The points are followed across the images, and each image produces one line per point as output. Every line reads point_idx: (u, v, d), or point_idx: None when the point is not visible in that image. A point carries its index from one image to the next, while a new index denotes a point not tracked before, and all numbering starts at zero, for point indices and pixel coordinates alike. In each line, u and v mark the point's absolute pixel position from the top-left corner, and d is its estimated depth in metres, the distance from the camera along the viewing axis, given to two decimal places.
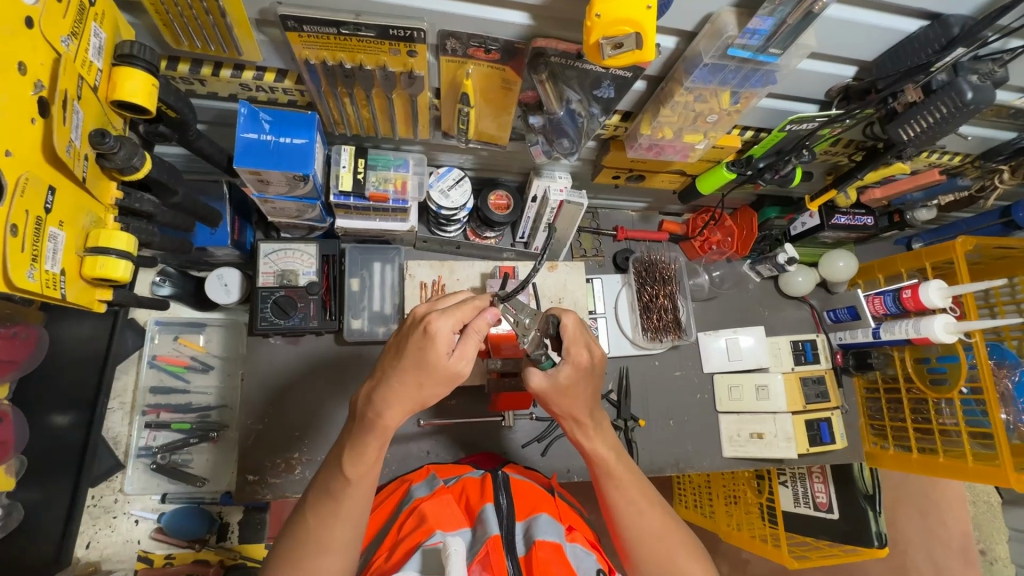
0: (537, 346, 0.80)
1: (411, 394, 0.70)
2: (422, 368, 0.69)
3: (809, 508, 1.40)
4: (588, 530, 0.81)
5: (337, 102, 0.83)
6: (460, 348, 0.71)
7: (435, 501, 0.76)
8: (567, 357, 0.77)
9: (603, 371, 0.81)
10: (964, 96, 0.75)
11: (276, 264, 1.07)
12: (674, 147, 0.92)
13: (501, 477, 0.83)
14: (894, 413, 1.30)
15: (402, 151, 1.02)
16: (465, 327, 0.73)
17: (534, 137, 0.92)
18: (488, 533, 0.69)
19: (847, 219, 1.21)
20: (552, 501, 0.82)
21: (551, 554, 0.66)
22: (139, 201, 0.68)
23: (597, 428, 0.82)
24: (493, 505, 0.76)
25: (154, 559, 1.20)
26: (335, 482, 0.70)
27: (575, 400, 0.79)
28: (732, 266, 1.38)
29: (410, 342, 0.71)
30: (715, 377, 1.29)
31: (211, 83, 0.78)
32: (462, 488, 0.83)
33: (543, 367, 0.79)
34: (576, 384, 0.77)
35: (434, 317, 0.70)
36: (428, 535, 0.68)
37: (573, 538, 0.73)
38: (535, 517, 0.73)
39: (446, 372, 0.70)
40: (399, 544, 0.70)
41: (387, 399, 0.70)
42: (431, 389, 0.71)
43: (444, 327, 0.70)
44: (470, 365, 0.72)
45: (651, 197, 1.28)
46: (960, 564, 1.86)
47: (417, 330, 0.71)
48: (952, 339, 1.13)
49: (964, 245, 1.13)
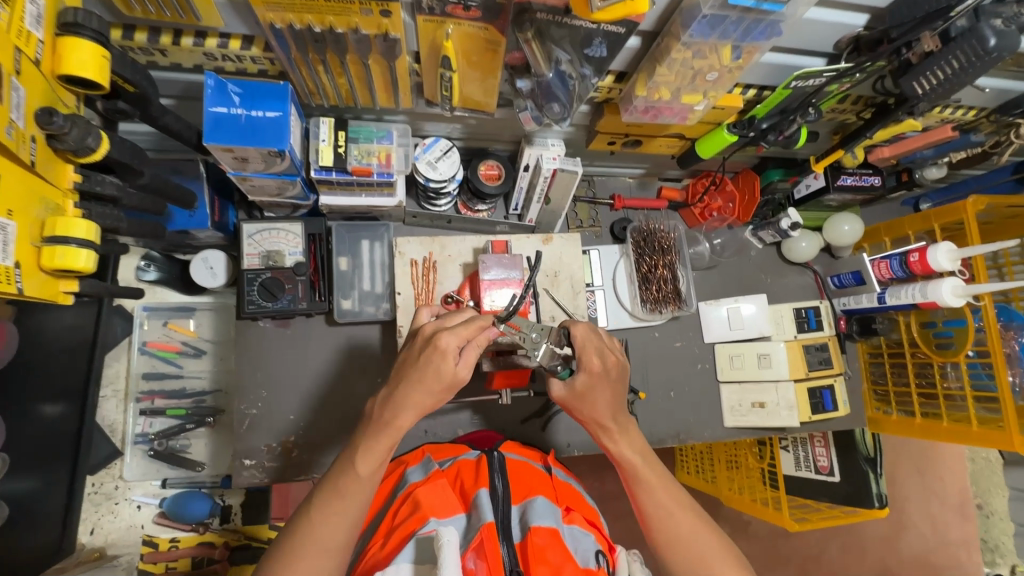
0: (552, 356, 0.83)
1: (424, 400, 0.73)
2: (430, 375, 0.72)
3: (810, 471, 1.38)
4: (587, 508, 0.81)
5: (311, 70, 0.78)
6: (465, 356, 0.74)
7: (430, 487, 0.75)
8: (581, 365, 0.82)
9: (622, 377, 0.86)
10: (986, 44, 0.69)
11: (260, 245, 1.02)
12: (672, 110, 0.87)
13: (496, 458, 0.82)
14: (898, 377, 1.28)
15: (384, 122, 0.96)
16: (471, 340, 0.75)
17: (523, 103, 0.86)
18: (481, 519, 0.70)
19: (853, 179, 1.16)
20: (549, 482, 0.82)
21: (547, 540, 0.66)
22: (100, 184, 0.64)
23: (622, 432, 0.85)
24: (487, 490, 0.76)
25: (159, 542, 1.22)
26: (344, 479, 0.72)
27: (597, 405, 0.84)
28: (733, 233, 1.34)
29: (421, 356, 0.73)
30: (716, 347, 1.27)
31: (172, 53, 0.72)
32: (456, 473, 0.84)
33: (561, 377, 0.85)
34: (592, 388, 0.83)
35: (441, 333, 0.73)
36: (423, 523, 0.68)
37: (570, 519, 0.75)
38: (531, 500, 0.74)
39: (452, 378, 0.73)
40: (395, 530, 0.70)
41: (401, 405, 0.73)
42: (438, 396, 0.74)
43: (451, 343, 0.73)
44: (472, 372, 0.74)
45: (649, 163, 1.23)
46: (955, 519, 1.89)
47: (427, 346, 0.74)
48: (960, 304, 1.10)
49: (976, 204, 1.09)
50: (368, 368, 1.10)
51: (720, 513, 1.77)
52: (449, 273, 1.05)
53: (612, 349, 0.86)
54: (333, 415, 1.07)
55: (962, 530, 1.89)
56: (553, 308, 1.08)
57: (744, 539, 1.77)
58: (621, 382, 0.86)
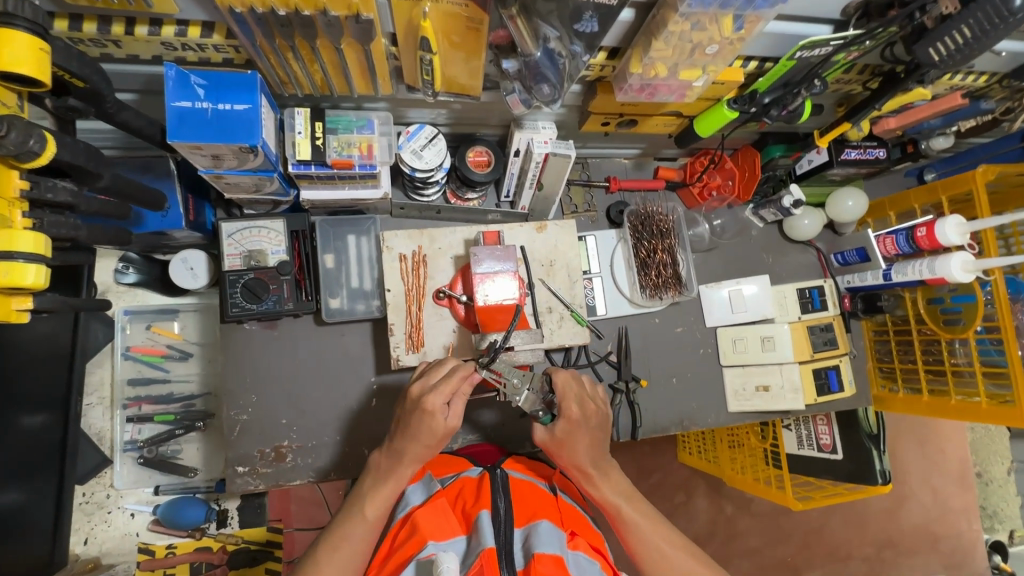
0: (533, 402, 0.85)
1: (422, 453, 0.81)
2: (421, 429, 0.80)
3: (813, 449, 1.36)
4: (591, 534, 0.81)
5: (281, 58, 0.72)
6: (453, 408, 0.81)
7: (430, 508, 0.77)
8: (561, 412, 0.87)
9: (601, 423, 0.90)
10: (1009, 5, 0.66)
11: (241, 245, 0.98)
12: (669, 87, 0.82)
13: (500, 477, 0.84)
14: (904, 355, 1.25)
15: (364, 110, 0.90)
16: (457, 392, 0.81)
17: (510, 85, 0.80)
18: (482, 544, 0.70)
19: (858, 153, 1.11)
20: (555, 505, 0.83)
21: (550, 569, 0.65)
22: (52, 190, 0.59)
23: (603, 479, 0.88)
24: (490, 513, 0.76)
25: (155, 549, 1.23)
26: (351, 525, 0.79)
27: (580, 454, 0.87)
28: (734, 213, 1.30)
29: (411, 414, 0.81)
30: (718, 331, 1.23)
31: (127, 44, 0.67)
32: (457, 491, 0.85)
33: (543, 422, 0.87)
34: (572, 435, 0.86)
35: (427, 393, 0.80)
36: (421, 548, 0.70)
37: (575, 545, 0.74)
38: (534, 524, 0.74)
39: (443, 429, 0.80)
40: (394, 554, 0.72)
41: (401, 457, 0.81)
42: (433, 447, 0.81)
43: (436, 402, 0.79)
44: (462, 420, 0.81)
45: (646, 143, 1.17)
46: (956, 488, 1.89)
47: (415, 406, 0.81)
48: (969, 279, 1.06)
49: (986, 174, 1.04)
50: (360, 368, 1.06)
51: (723, 492, 1.76)
52: (440, 267, 1.01)
53: (592, 397, 0.91)
54: (327, 418, 1.04)
55: (962, 499, 1.89)
56: (551, 298, 1.05)
57: (746, 517, 1.77)
58: (600, 429, 0.90)
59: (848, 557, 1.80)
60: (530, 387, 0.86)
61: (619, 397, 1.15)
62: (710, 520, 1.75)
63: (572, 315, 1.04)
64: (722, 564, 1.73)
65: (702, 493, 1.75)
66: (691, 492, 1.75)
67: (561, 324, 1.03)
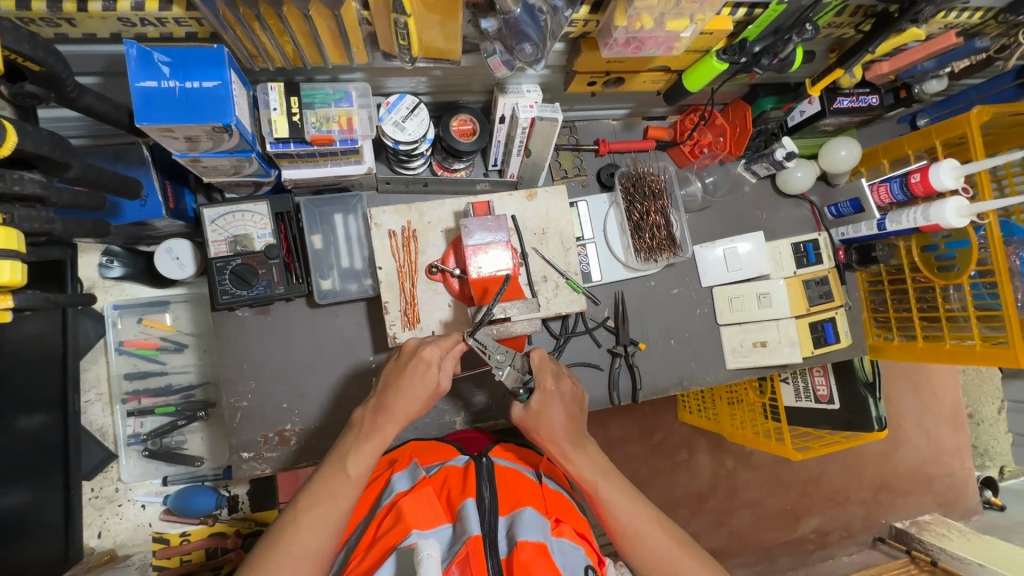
0: (514, 379, 0.87)
1: (408, 408, 0.83)
2: (416, 386, 0.83)
3: (810, 401, 1.37)
4: (577, 520, 0.85)
5: (248, 29, 0.68)
6: (444, 366, 0.86)
7: (415, 496, 0.79)
8: (537, 386, 0.88)
9: (575, 398, 0.92)
10: None
11: (226, 230, 0.96)
12: (656, 39, 0.79)
13: (485, 466, 0.87)
14: (898, 303, 1.26)
15: (341, 82, 0.87)
16: (450, 352, 0.87)
17: (490, 46, 0.77)
18: (467, 532, 0.74)
19: (850, 101, 1.09)
20: (539, 492, 0.86)
21: (533, 555, 0.69)
22: (19, 182, 0.56)
23: (580, 454, 0.87)
24: (475, 500, 0.80)
25: (168, 538, 1.19)
26: (335, 481, 0.79)
27: (555, 424, 0.88)
28: (725, 170, 1.28)
29: (406, 366, 0.85)
30: (715, 290, 1.23)
31: (81, 21, 0.63)
32: (443, 480, 0.87)
33: (521, 400, 0.90)
34: (546, 408, 0.88)
35: (425, 345, 0.85)
36: (405, 536, 0.73)
37: (560, 532, 0.78)
38: (519, 512, 0.77)
39: (430, 386, 0.84)
40: (378, 542, 0.75)
41: (390, 415, 0.83)
42: (421, 403, 0.84)
43: (433, 354, 0.84)
44: (450, 382, 0.87)
45: (633, 102, 1.14)
46: (949, 430, 1.93)
47: (413, 358, 0.85)
48: (962, 224, 1.05)
49: (980, 116, 1.03)
50: (356, 348, 1.05)
51: (723, 447, 1.80)
52: (431, 241, 0.99)
53: (567, 375, 0.94)
54: (327, 400, 1.04)
55: (954, 440, 1.94)
56: (545, 267, 1.04)
57: (746, 470, 1.81)
58: (575, 405, 0.92)
59: (846, 501, 1.86)
60: (513, 363, 0.88)
61: (618, 361, 1.15)
62: (712, 475, 1.79)
63: (568, 283, 1.03)
64: (724, 515, 1.79)
65: (703, 449, 1.79)
66: (693, 449, 1.78)
67: (557, 293, 1.03)
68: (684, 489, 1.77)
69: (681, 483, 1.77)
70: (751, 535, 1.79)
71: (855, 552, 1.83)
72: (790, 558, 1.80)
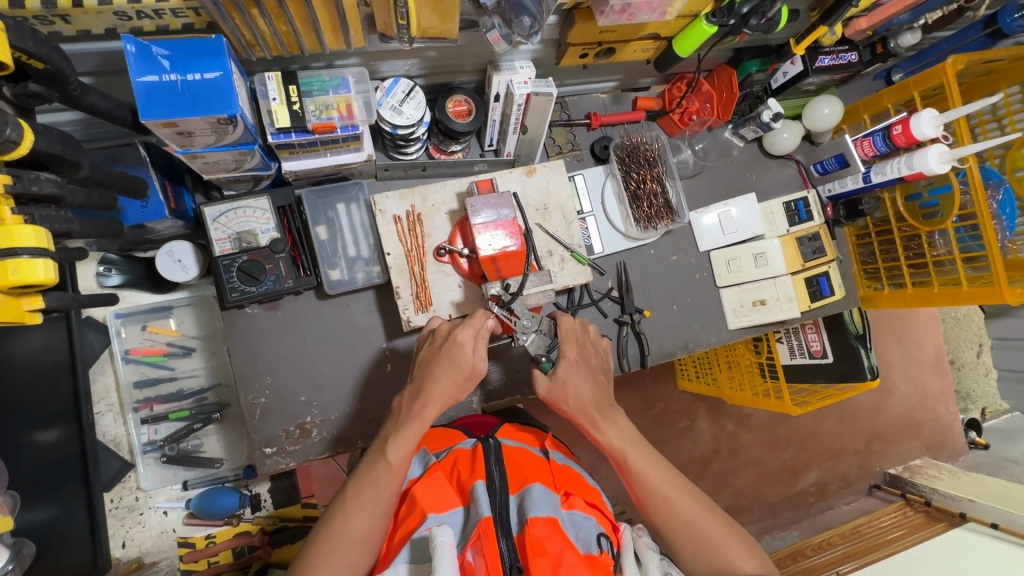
0: (539, 350, 0.91)
1: (449, 391, 0.85)
2: (452, 367, 0.84)
3: (805, 357, 1.41)
4: (586, 490, 0.87)
5: (244, 16, 0.68)
6: (478, 348, 0.86)
7: (426, 482, 0.82)
8: (562, 356, 0.92)
9: (601, 365, 0.96)
10: None
11: (229, 227, 0.95)
12: (650, 5, 0.81)
13: (493, 447, 0.87)
14: (887, 253, 1.30)
15: (336, 68, 0.87)
16: (481, 331, 0.86)
17: (489, 20, 0.77)
18: (479, 514, 0.76)
19: (831, 59, 1.11)
20: (547, 468, 0.88)
21: (544, 530, 0.72)
22: (36, 182, 0.56)
23: (608, 424, 0.91)
24: (485, 482, 0.81)
25: (195, 541, 1.24)
26: (378, 469, 0.81)
27: (580, 386, 0.92)
28: (714, 136, 1.30)
29: (442, 350, 0.85)
30: (712, 254, 1.26)
31: (76, 17, 0.62)
32: (453, 463, 0.88)
33: (544, 369, 0.93)
34: (572, 375, 0.92)
35: (458, 328, 0.85)
36: (422, 521, 0.76)
37: (571, 505, 0.81)
38: (528, 489, 0.80)
39: (469, 368, 0.85)
40: (400, 527, 0.79)
41: (426, 399, 0.84)
42: (460, 386, 0.85)
43: (466, 336, 0.85)
44: (488, 364, 0.86)
45: (622, 73, 1.15)
46: (934, 375, 2.02)
47: (447, 342, 0.86)
48: (946, 169, 1.09)
49: (955, 65, 1.06)
50: (369, 337, 1.06)
51: (723, 411, 1.86)
52: (436, 223, 1.00)
53: (594, 341, 0.96)
54: (344, 391, 1.04)
55: (939, 384, 2.02)
56: (551, 241, 1.05)
57: (747, 431, 1.88)
58: (602, 371, 0.95)
59: (842, 452, 1.93)
60: (537, 331, 0.92)
61: (625, 330, 1.18)
62: (714, 439, 1.85)
63: (573, 255, 1.05)
64: (729, 476, 1.84)
65: (704, 415, 1.85)
66: (694, 416, 1.84)
67: (563, 266, 1.05)
68: (688, 454, 1.82)
69: (685, 449, 1.82)
70: (755, 492, 1.85)
71: (853, 500, 1.91)
72: (792, 512, 1.86)
